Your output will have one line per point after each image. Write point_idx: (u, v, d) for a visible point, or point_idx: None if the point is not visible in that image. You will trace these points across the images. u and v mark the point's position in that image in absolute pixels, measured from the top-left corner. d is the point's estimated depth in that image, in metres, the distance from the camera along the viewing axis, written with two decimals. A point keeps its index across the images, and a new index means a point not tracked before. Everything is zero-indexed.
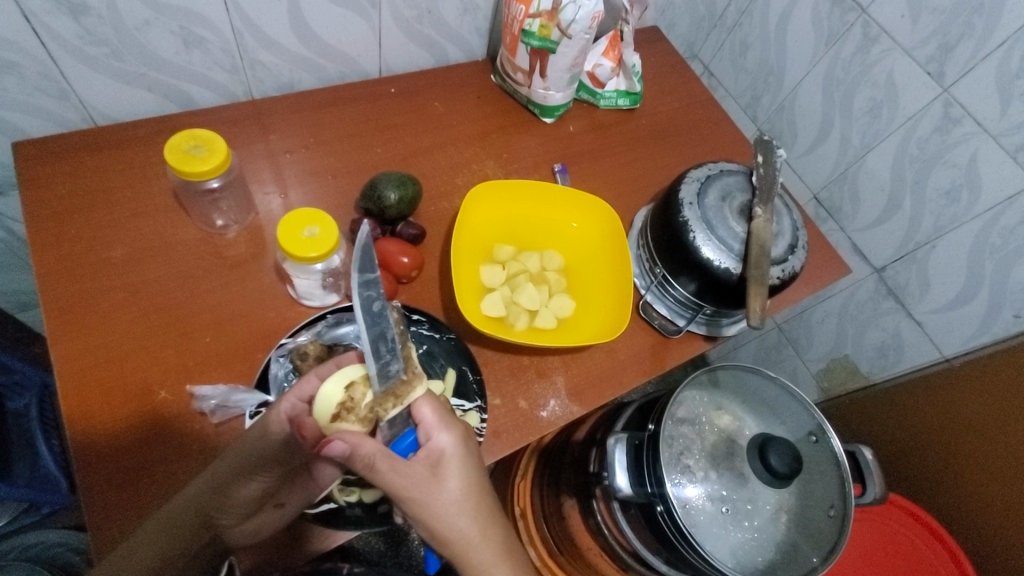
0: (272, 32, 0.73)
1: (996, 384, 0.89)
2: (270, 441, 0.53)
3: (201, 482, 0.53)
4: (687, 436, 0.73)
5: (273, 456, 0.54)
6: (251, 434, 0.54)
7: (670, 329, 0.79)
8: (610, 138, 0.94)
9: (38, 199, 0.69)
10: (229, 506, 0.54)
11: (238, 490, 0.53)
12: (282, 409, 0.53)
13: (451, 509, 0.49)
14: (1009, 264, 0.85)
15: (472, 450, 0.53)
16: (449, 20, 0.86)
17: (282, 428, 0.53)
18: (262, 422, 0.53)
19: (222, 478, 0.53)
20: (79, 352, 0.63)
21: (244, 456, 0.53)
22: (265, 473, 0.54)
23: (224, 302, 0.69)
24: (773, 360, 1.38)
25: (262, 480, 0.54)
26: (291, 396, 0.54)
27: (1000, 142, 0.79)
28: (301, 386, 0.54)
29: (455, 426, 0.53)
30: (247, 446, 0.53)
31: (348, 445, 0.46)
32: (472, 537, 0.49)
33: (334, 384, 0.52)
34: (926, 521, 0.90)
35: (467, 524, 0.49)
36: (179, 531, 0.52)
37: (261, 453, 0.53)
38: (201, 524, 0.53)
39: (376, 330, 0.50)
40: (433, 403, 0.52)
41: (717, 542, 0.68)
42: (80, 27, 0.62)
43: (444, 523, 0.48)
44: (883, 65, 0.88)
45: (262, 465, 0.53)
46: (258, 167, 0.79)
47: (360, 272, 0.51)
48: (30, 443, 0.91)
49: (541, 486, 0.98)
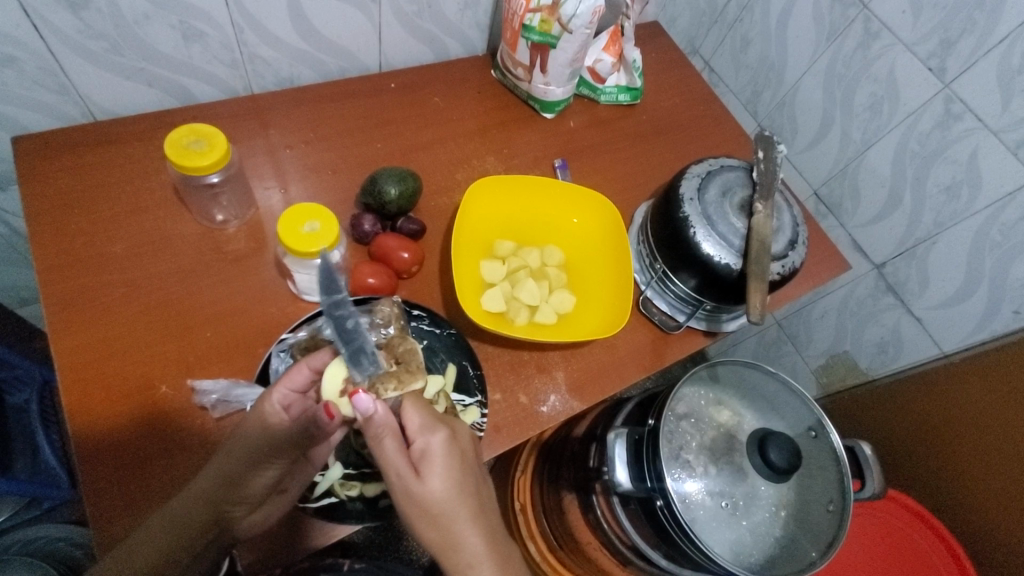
0: (272, 27, 0.73)
1: (997, 380, 0.88)
2: (277, 431, 0.54)
3: (205, 478, 0.53)
4: (687, 431, 0.73)
5: (284, 445, 0.55)
6: (252, 427, 0.53)
7: (670, 325, 0.79)
8: (610, 134, 0.94)
9: (37, 193, 0.69)
10: (240, 498, 0.55)
11: (249, 481, 0.54)
12: (275, 400, 0.53)
13: (434, 509, 0.48)
14: (1009, 259, 0.85)
15: (459, 451, 0.51)
16: (449, 14, 0.85)
17: (276, 418, 0.53)
18: (255, 417, 0.53)
19: (230, 475, 0.53)
20: (81, 346, 0.63)
21: (249, 449, 0.53)
22: (278, 460, 0.56)
23: (224, 297, 0.69)
24: (773, 356, 1.38)
25: (274, 468, 0.56)
26: (281, 387, 0.54)
27: (1000, 138, 0.79)
28: (291, 377, 0.54)
29: (442, 427, 0.51)
30: (252, 440, 0.53)
31: (376, 403, 0.50)
32: (456, 536, 0.48)
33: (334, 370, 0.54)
34: (926, 518, 0.90)
35: (450, 524, 0.48)
36: (190, 528, 0.52)
37: (267, 444, 0.54)
38: (212, 518, 0.53)
39: (355, 341, 0.54)
40: (416, 405, 0.51)
41: (718, 537, 0.68)
42: (80, 21, 0.62)
43: (429, 521, 0.48)
44: (884, 61, 0.87)
45: (271, 455, 0.55)
46: (258, 162, 0.78)
47: (328, 297, 0.56)
48: (30, 436, 0.91)
49: (540, 480, 0.99)
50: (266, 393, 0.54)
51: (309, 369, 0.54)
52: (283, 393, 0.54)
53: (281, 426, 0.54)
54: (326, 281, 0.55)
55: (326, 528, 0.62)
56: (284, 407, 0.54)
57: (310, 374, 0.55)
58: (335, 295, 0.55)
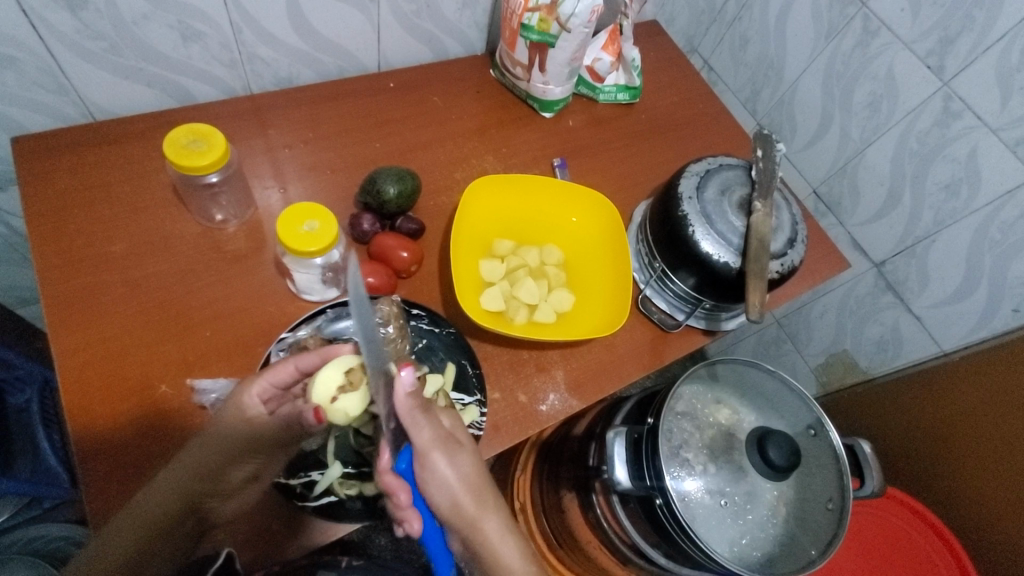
0: (271, 27, 0.73)
1: (997, 378, 0.89)
2: (255, 422, 0.55)
3: (179, 469, 0.52)
4: (686, 429, 0.73)
5: (264, 438, 0.57)
6: (229, 416, 0.54)
7: (669, 323, 0.79)
8: (609, 133, 0.94)
9: (37, 194, 0.69)
10: (215, 488, 0.55)
11: (227, 471, 0.55)
12: (254, 393, 0.54)
13: (465, 488, 0.49)
14: (1008, 258, 0.85)
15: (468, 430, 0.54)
16: (447, 13, 0.85)
17: (255, 410, 0.55)
18: (234, 408, 0.54)
19: (207, 466, 0.53)
20: (81, 345, 0.63)
21: (224, 438, 0.54)
22: (252, 448, 0.57)
23: (224, 296, 0.69)
24: (773, 355, 1.38)
25: (249, 455, 0.56)
26: (262, 381, 0.54)
27: (999, 136, 0.79)
28: (276, 373, 0.54)
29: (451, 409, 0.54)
30: (228, 430, 0.54)
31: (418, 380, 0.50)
32: (485, 516, 0.50)
33: (336, 365, 0.54)
34: (910, 504, 0.91)
35: (479, 492, 0.50)
36: (162, 521, 0.52)
37: (242, 432, 0.55)
38: (188, 508, 0.53)
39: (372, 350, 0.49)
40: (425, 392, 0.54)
41: (716, 534, 0.68)
42: (79, 21, 0.62)
43: (464, 503, 0.49)
44: (883, 59, 0.87)
45: (247, 442, 0.56)
46: (257, 162, 0.79)
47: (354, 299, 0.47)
48: (30, 436, 0.91)
49: (540, 479, 0.99)
50: (243, 386, 0.55)
51: (295, 369, 0.55)
52: (263, 387, 0.54)
53: (259, 417, 0.55)
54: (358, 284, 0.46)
55: (325, 527, 0.62)
56: (263, 400, 0.55)
57: (296, 373, 0.55)
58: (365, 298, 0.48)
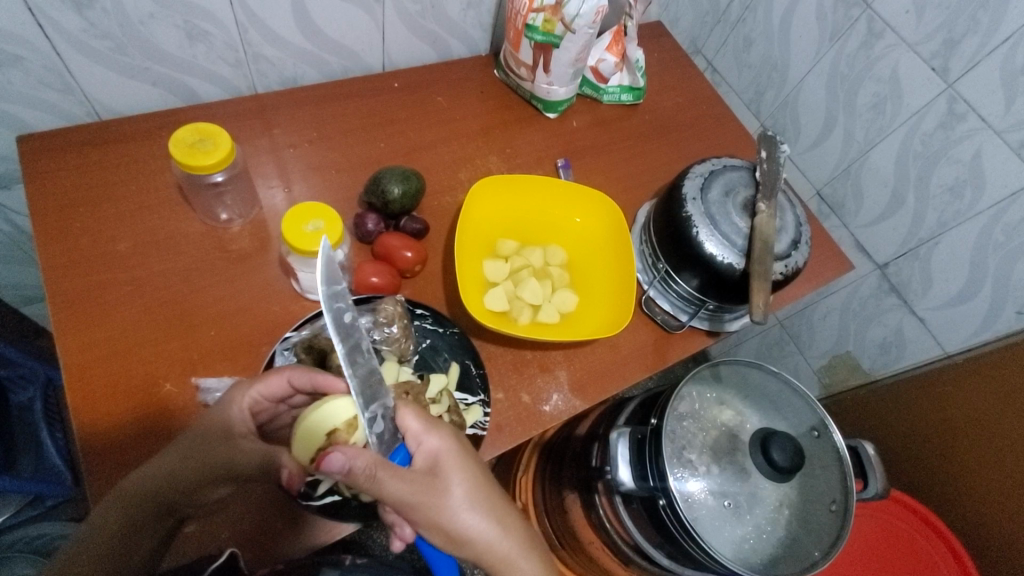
0: (276, 27, 0.74)
1: (1000, 380, 0.88)
2: (239, 444, 0.52)
3: (156, 474, 0.51)
4: (689, 431, 0.73)
5: (244, 468, 0.52)
6: (212, 428, 0.53)
7: (673, 324, 0.79)
8: (613, 133, 0.94)
9: (43, 192, 0.70)
10: (198, 499, 0.53)
11: (207, 487, 0.52)
12: (243, 403, 0.54)
13: (465, 519, 0.49)
14: (1012, 261, 0.85)
15: (465, 446, 0.52)
16: (452, 14, 0.85)
17: (241, 419, 0.54)
18: (220, 419, 0.54)
19: (186, 479, 0.51)
20: (87, 344, 0.63)
21: (204, 456, 0.51)
22: (235, 474, 0.52)
23: (230, 296, 0.69)
24: (775, 356, 1.38)
25: (234, 477, 0.53)
26: (252, 391, 0.54)
27: (1004, 138, 0.79)
28: (267, 385, 0.54)
29: (443, 427, 0.51)
30: (211, 446, 0.52)
31: (352, 459, 0.44)
32: (494, 541, 0.50)
33: (319, 423, 0.50)
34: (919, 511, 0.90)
35: (481, 521, 0.49)
36: (139, 520, 0.50)
37: (223, 455, 0.52)
38: (164, 513, 0.52)
39: (351, 341, 0.49)
40: (415, 408, 0.51)
41: (719, 536, 0.68)
42: (85, 20, 0.62)
43: (468, 533, 0.49)
44: (887, 61, 0.87)
45: (229, 467, 0.52)
46: (262, 161, 0.79)
47: (327, 285, 0.49)
48: (34, 434, 0.92)
49: (542, 479, 0.99)
50: (233, 393, 0.55)
51: (288, 383, 0.55)
52: (253, 396, 0.55)
53: (243, 434, 0.53)
54: (324, 267, 0.48)
55: (330, 526, 0.62)
56: (252, 409, 0.55)
57: (288, 387, 0.55)
58: (336, 285, 0.49)
